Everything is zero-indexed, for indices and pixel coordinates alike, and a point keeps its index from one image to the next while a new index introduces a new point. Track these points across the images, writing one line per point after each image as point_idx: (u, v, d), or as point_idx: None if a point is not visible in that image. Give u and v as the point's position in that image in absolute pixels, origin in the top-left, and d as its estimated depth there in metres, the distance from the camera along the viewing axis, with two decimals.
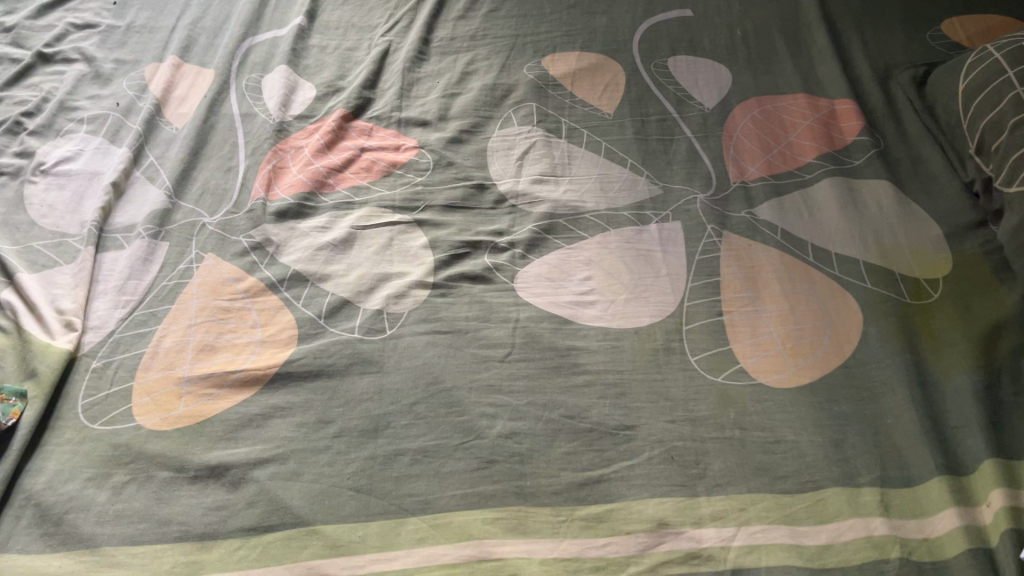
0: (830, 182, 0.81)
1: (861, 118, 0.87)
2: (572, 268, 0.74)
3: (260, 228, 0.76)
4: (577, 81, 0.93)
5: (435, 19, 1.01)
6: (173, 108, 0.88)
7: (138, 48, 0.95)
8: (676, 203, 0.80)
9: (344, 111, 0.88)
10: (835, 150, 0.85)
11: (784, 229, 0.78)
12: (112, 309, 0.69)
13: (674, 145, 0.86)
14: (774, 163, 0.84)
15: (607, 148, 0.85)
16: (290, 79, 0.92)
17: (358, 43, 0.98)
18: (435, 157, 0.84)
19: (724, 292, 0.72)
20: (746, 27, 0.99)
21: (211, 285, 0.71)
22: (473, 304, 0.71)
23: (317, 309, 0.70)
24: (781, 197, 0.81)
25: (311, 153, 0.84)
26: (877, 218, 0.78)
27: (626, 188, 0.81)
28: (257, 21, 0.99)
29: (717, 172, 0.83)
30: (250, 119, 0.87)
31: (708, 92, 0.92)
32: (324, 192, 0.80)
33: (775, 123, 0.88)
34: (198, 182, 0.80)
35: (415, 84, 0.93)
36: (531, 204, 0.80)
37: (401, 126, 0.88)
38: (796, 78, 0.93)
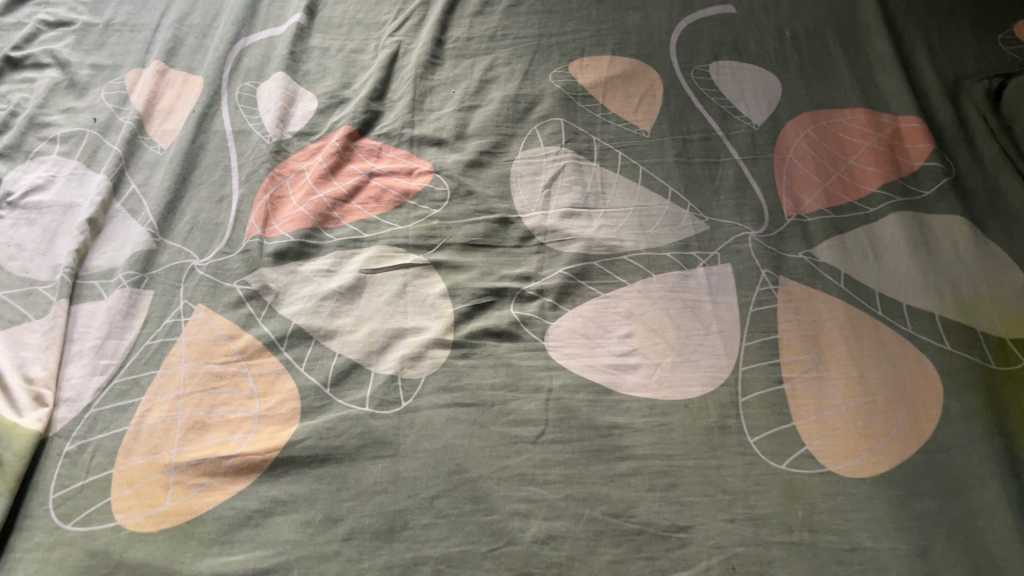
0: (897, 217, 0.72)
1: (930, 139, 0.77)
2: (610, 323, 0.65)
3: (256, 273, 0.67)
4: (610, 91, 0.83)
5: (449, 16, 0.91)
6: (157, 123, 0.78)
7: (117, 50, 0.85)
8: (725, 241, 0.71)
9: (349, 128, 0.79)
10: (902, 177, 0.75)
11: (847, 273, 0.69)
12: (88, 377, 0.60)
13: (720, 170, 0.77)
14: (834, 193, 0.75)
15: (645, 173, 0.76)
16: (288, 89, 0.82)
17: (364, 43, 0.88)
18: (453, 185, 0.75)
19: (783, 354, 0.64)
20: (796, 29, 0.90)
21: (201, 345, 0.62)
22: (499, 368, 0.62)
23: (322, 375, 0.62)
24: (842, 235, 0.72)
25: (313, 180, 0.74)
26: (951, 263, 0.69)
27: (667, 223, 0.72)
28: (250, 18, 0.89)
29: (769, 203, 0.74)
30: (244, 137, 0.78)
31: (756, 104, 0.82)
32: (329, 227, 0.71)
33: (832, 143, 0.79)
34: (187, 214, 0.71)
35: (428, 93, 0.83)
36: (561, 242, 0.71)
37: (414, 146, 0.79)
38: (854, 90, 0.83)
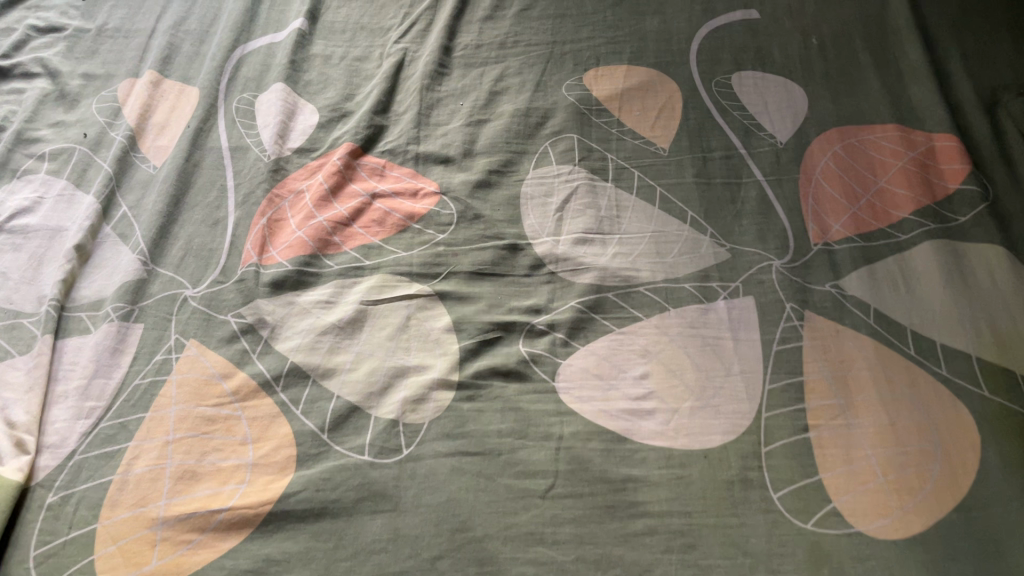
0: (931, 245, 0.68)
1: (966, 159, 0.73)
2: (624, 363, 0.61)
3: (252, 305, 0.64)
4: (626, 104, 0.79)
5: (457, 21, 0.86)
6: (151, 139, 0.75)
7: (110, 58, 0.81)
8: (747, 271, 0.67)
9: (351, 145, 0.75)
10: (936, 201, 0.71)
11: (877, 307, 0.65)
12: (73, 420, 0.57)
13: (742, 192, 0.72)
14: (863, 218, 0.70)
15: (662, 195, 0.72)
16: (289, 101, 0.78)
17: (368, 50, 0.84)
18: (460, 208, 0.71)
19: (808, 398, 0.60)
20: (823, 33, 0.84)
21: (193, 386, 0.59)
22: (507, 413, 0.58)
23: (319, 419, 0.58)
24: (872, 264, 0.67)
25: (312, 202, 0.71)
26: (989, 295, 0.64)
27: (686, 251, 0.68)
28: (249, 24, 0.85)
29: (795, 229, 0.70)
30: (241, 154, 0.74)
31: (780, 119, 0.78)
32: (328, 253, 0.68)
33: (862, 162, 0.74)
34: (180, 239, 0.68)
35: (435, 106, 0.79)
36: (574, 272, 0.67)
37: (419, 164, 0.75)
38: (885, 102, 0.78)
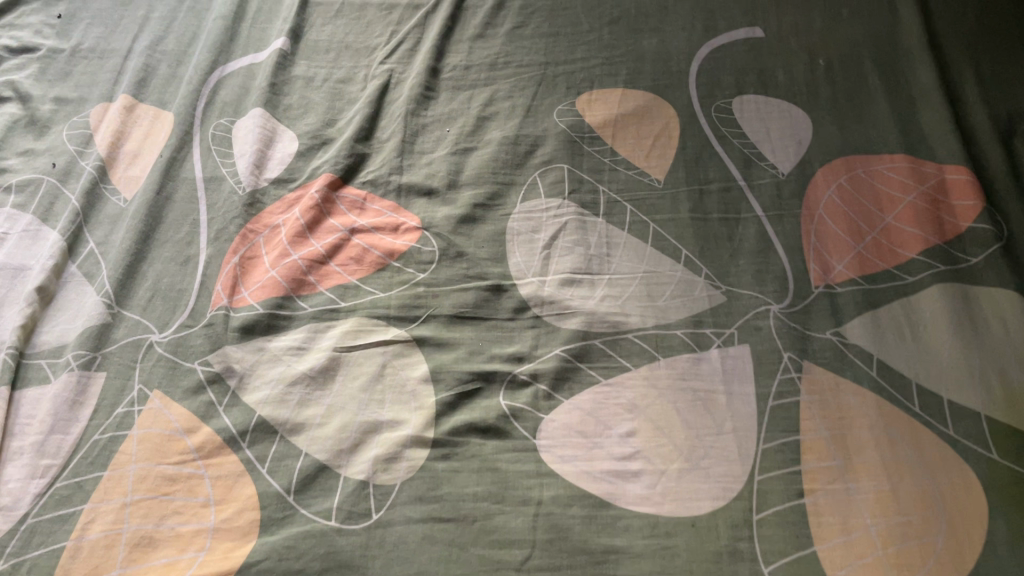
0: (940, 288, 0.64)
1: (979, 194, 0.68)
2: (610, 418, 0.58)
3: (220, 352, 0.61)
4: (620, 132, 0.75)
5: (446, 40, 0.83)
6: (122, 169, 0.71)
7: (83, 80, 0.78)
8: (743, 317, 0.63)
9: (331, 176, 0.71)
10: (945, 240, 0.67)
11: (880, 358, 0.61)
12: (27, 480, 0.54)
13: (740, 228, 0.69)
14: (867, 258, 0.66)
15: (656, 232, 0.68)
16: (267, 127, 0.75)
17: (352, 72, 0.80)
18: (442, 245, 0.68)
19: (804, 459, 0.56)
20: (830, 53, 0.80)
21: (155, 442, 0.56)
22: (484, 474, 0.55)
23: (286, 479, 0.55)
24: (877, 309, 0.63)
25: (288, 238, 0.68)
26: (1001, 345, 0.60)
27: (679, 294, 0.64)
28: (230, 44, 0.81)
29: (795, 270, 0.66)
30: (216, 186, 0.71)
31: (783, 147, 0.74)
32: (302, 294, 0.65)
33: (868, 196, 0.70)
34: (148, 279, 0.65)
35: (420, 133, 0.75)
36: (559, 316, 0.64)
37: (401, 196, 0.71)
38: (894, 129, 0.74)
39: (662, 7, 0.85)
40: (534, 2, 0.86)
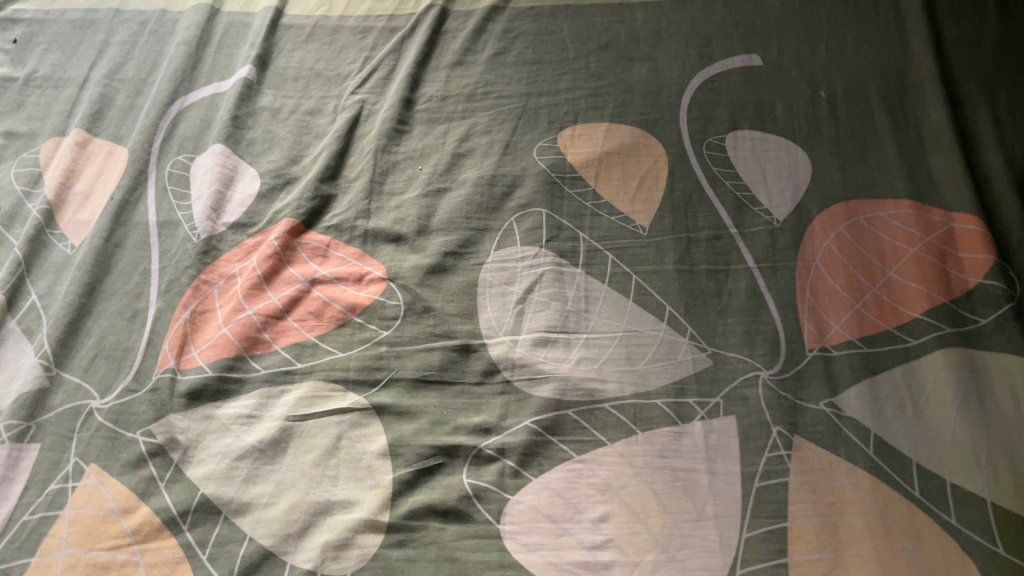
0: (944, 354, 0.59)
1: (991, 247, 0.63)
2: (581, 500, 0.53)
3: (164, 421, 0.57)
4: (604, 173, 0.70)
5: (422, 67, 0.78)
6: (71, 212, 0.67)
7: (36, 112, 0.74)
8: (730, 384, 0.58)
9: (292, 221, 0.67)
10: (952, 299, 0.61)
11: (878, 434, 0.56)
12: None
13: (730, 281, 0.64)
14: (866, 318, 0.61)
15: (639, 285, 0.63)
16: (227, 165, 0.70)
17: (321, 102, 0.76)
18: (408, 298, 0.63)
19: (791, 551, 0.51)
20: (834, 86, 0.75)
21: (88, 524, 0.52)
22: (441, 564, 0.51)
23: (226, 567, 0.51)
24: (876, 378, 0.58)
25: (243, 290, 0.63)
26: (1010, 422, 0.55)
27: (662, 358, 0.60)
28: (192, 71, 0.77)
29: (787, 331, 0.61)
30: (169, 231, 0.66)
31: (778, 191, 0.68)
32: (256, 354, 0.60)
33: (869, 247, 0.65)
34: (92, 336, 0.61)
35: (390, 172, 0.71)
36: (531, 381, 0.59)
37: (367, 242, 0.67)
38: (900, 172, 0.69)
39: (655, 33, 0.80)
40: (517, 26, 0.81)
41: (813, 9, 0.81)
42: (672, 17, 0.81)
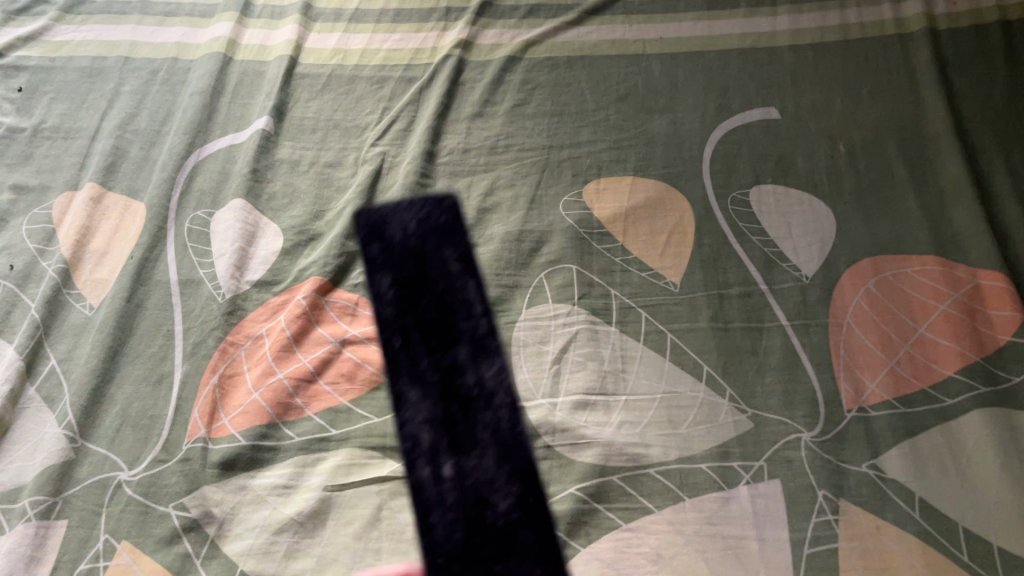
0: (982, 414, 0.58)
1: (1018, 303, 0.63)
2: (632, 570, 0.52)
3: (197, 493, 0.55)
4: (631, 227, 0.70)
5: (442, 119, 0.77)
6: (88, 270, 0.66)
7: (45, 165, 0.73)
8: (773, 446, 0.58)
9: (319, 279, 0.65)
10: (984, 357, 0.61)
11: (923, 497, 0.55)
12: None
13: (765, 339, 0.63)
14: (901, 376, 0.61)
15: (675, 344, 0.63)
16: (249, 221, 0.69)
17: (341, 154, 0.75)
18: (442, 360, 0.61)
19: None
20: (852, 139, 0.75)
21: None
22: None
23: None
24: (916, 439, 0.58)
25: (272, 352, 0.61)
26: None
27: (703, 420, 0.59)
28: (207, 121, 0.77)
29: (825, 390, 0.60)
30: (192, 291, 0.65)
31: (806, 245, 0.68)
32: (288, 420, 0.58)
33: (899, 303, 0.64)
34: (116, 405, 0.59)
35: (415, 227, 0.70)
36: (573, 446, 0.58)
37: (396, 300, 0.65)
38: (922, 226, 0.68)
39: (672, 83, 0.80)
40: (535, 77, 0.81)
41: (826, 59, 0.81)
42: (688, 67, 0.82)
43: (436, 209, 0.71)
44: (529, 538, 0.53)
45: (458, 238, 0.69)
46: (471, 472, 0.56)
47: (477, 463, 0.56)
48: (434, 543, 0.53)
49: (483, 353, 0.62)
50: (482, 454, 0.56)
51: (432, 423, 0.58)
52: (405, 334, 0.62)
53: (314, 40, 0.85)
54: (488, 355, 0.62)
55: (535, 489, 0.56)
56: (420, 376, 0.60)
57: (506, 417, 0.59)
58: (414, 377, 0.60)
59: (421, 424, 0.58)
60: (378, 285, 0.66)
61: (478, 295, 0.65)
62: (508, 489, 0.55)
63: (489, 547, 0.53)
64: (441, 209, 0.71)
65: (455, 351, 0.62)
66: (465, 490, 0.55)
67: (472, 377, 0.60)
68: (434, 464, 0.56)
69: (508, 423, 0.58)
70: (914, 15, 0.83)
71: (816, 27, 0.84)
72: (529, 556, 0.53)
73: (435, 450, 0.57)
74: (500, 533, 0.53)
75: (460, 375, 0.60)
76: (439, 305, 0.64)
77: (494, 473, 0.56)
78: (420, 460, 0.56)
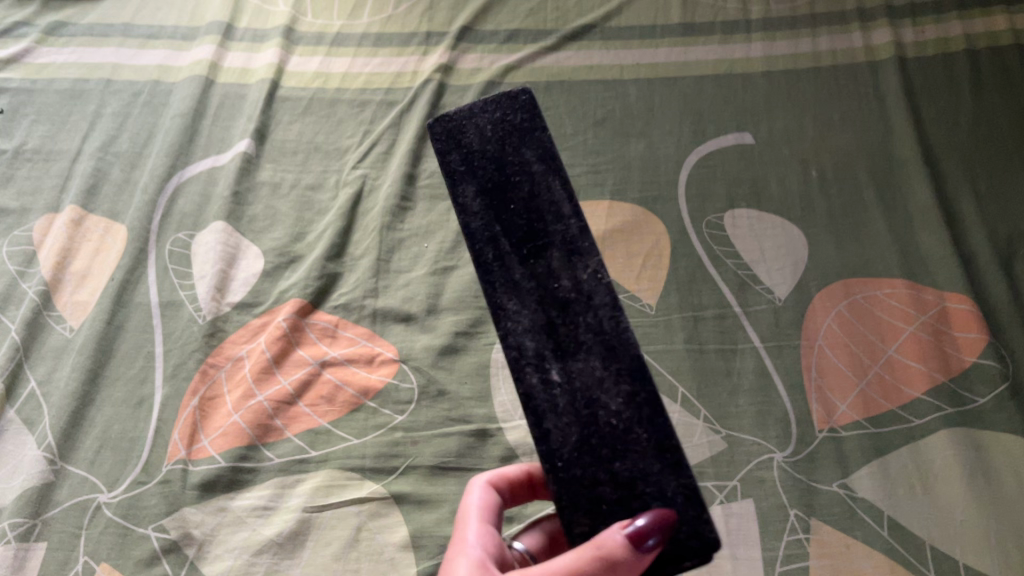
0: (949, 434, 0.59)
1: (984, 326, 0.64)
2: None
3: (177, 514, 0.55)
4: (608, 250, 0.71)
5: (422, 142, 0.78)
6: (69, 292, 0.67)
7: (27, 187, 0.74)
8: (746, 466, 0.59)
9: (300, 301, 0.66)
10: (952, 378, 0.62)
11: (892, 516, 0.57)
12: None
13: (738, 360, 0.65)
14: (871, 397, 0.62)
15: (650, 366, 0.64)
16: (230, 243, 0.70)
17: (322, 177, 0.76)
18: (421, 381, 0.62)
19: None
20: (824, 164, 0.77)
21: None
22: None
23: None
24: (885, 458, 0.59)
25: (252, 374, 0.62)
26: (1017, 500, 0.56)
27: (678, 441, 0.60)
28: (189, 143, 0.77)
29: (797, 411, 0.62)
30: (173, 312, 0.66)
31: (778, 268, 0.70)
32: (268, 441, 0.59)
33: (870, 324, 0.66)
34: (96, 426, 0.59)
35: (396, 249, 0.71)
36: None
37: (376, 322, 0.66)
38: (891, 250, 0.70)
39: (649, 108, 0.82)
40: None
41: (799, 85, 0.83)
42: (664, 92, 0.83)
43: (510, 108, 0.47)
44: (650, 463, 0.39)
45: (538, 132, 0.46)
46: (579, 396, 0.41)
47: (574, 374, 0.41)
48: (552, 450, 0.40)
49: (576, 254, 0.43)
50: (607, 407, 0.40)
51: (535, 328, 0.42)
52: (493, 239, 0.44)
53: (296, 63, 0.86)
54: (583, 251, 0.43)
55: (660, 412, 0.40)
56: (518, 285, 0.43)
57: (610, 322, 0.41)
58: (511, 283, 0.43)
59: (523, 330, 0.42)
60: (463, 195, 0.46)
61: (564, 184, 0.45)
62: (618, 387, 0.41)
63: (608, 450, 0.40)
64: (516, 106, 0.47)
65: (518, 225, 0.44)
66: (580, 416, 0.40)
67: (542, 262, 0.43)
68: (542, 372, 0.41)
69: (621, 322, 0.41)
70: (884, 44, 0.85)
71: (789, 54, 0.86)
72: (665, 494, 0.39)
73: (543, 355, 0.41)
74: (641, 456, 0.40)
75: (538, 257, 0.44)
76: (527, 209, 0.45)
77: (631, 415, 0.40)
78: (528, 368, 0.41)
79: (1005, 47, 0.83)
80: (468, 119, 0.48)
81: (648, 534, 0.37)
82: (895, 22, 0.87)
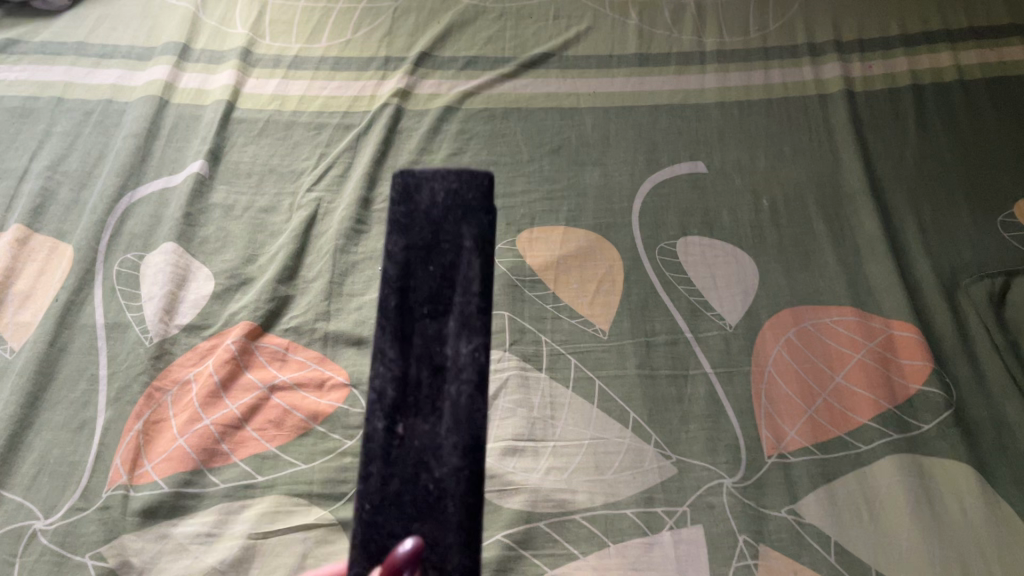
0: (893, 461, 0.60)
1: (928, 354, 0.65)
2: None
3: (117, 541, 0.54)
4: (562, 275, 0.72)
5: (379, 166, 0.79)
6: (11, 313, 0.65)
7: None
8: (696, 491, 0.59)
9: (249, 324, 0.65)
10: (897, 406, 0.63)
11: (838, 541, 0.57)
12: None
13: (690, 386, 0.65)
14: (819, 423, 0.63)
15: (603, 391, 0.65)
16: (180, 264, 0.69)
17: (276, 199, 0.76)
18: None
19: None
20: (774, 193, 0.78)
21: None
22: None
23: None
24: (832, 484, 0.60)
25: (199, 398, 0.61)
26: (959, 529, 0.56)
27: (629, 467, 0.61)
28: (141, 165, 0.77)
29: (746, 437, 0.62)
30: (119, 334, 0.64)
31: (729, 296, 0.70)
32: (213, 465, 0.58)
33: (816, 352, 0.66)
34: (35, 450, 0.58)
35: (350, 272, 0.70)
36: (500, 493, 0.59)
37: (327, 345, 0.65)
38: (839, 280, 0.71)
39: (605, 137, 0.83)
40: (471, 127, 0.83)
41: (751, 116, 0.85)
42: (620, 122, 0.84)
43: (466, 183, 0.48)
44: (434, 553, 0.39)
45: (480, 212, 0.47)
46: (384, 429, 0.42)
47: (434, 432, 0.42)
48: (366, 492, 0.41)
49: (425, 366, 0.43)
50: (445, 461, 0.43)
51: (400, 378, 0.43)
52: (398, 291, 0.45)
53: (252, 86, 0.86)
54: (474, 327, 0.44)
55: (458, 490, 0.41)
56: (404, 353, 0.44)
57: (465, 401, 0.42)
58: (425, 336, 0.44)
59: (387, 376, 0.43)
60: (388, 245, 0.46)
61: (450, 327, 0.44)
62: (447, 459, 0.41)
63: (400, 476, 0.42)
64: (474, 185, 0.48)
65: (425, 290, 0.45)
66: (405, 470, 0.41)
67: (434, 325, 0.44)
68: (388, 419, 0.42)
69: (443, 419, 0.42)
70: (834, 77, 0.87)
71: (742, 85, 0.88)
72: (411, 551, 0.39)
73: (398, 406, 0.42)
74: (442, 525, 0.40)
75: (434, 317, 0.44)
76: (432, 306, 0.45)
77: (452, 489, 0.41)
78: (377, 412, 0.42)
79: (950, 84, 0.85)
80: (428, 179, 0.48)
81: (402, 569, 0.37)
82: (844, 57, 0.89)
